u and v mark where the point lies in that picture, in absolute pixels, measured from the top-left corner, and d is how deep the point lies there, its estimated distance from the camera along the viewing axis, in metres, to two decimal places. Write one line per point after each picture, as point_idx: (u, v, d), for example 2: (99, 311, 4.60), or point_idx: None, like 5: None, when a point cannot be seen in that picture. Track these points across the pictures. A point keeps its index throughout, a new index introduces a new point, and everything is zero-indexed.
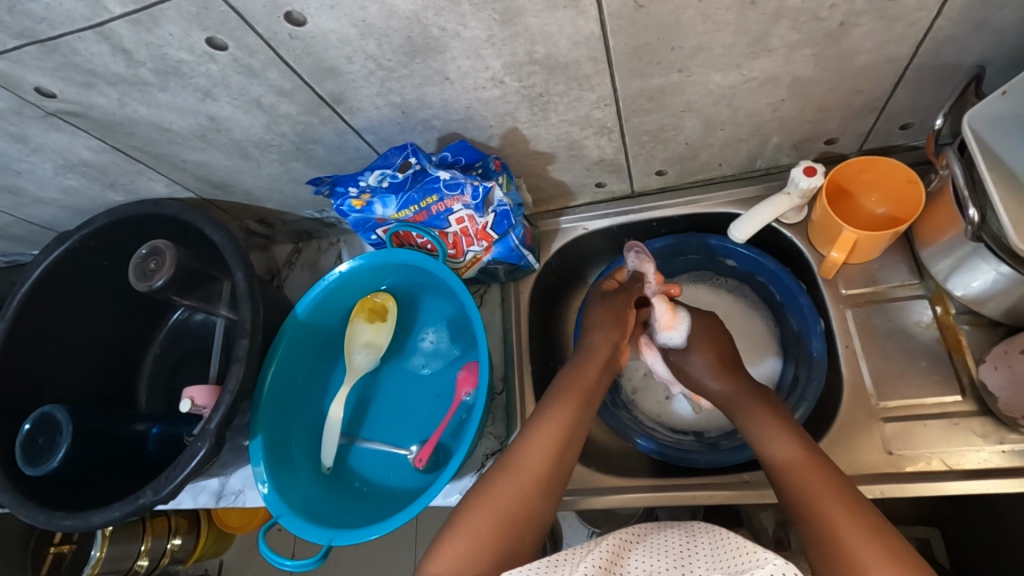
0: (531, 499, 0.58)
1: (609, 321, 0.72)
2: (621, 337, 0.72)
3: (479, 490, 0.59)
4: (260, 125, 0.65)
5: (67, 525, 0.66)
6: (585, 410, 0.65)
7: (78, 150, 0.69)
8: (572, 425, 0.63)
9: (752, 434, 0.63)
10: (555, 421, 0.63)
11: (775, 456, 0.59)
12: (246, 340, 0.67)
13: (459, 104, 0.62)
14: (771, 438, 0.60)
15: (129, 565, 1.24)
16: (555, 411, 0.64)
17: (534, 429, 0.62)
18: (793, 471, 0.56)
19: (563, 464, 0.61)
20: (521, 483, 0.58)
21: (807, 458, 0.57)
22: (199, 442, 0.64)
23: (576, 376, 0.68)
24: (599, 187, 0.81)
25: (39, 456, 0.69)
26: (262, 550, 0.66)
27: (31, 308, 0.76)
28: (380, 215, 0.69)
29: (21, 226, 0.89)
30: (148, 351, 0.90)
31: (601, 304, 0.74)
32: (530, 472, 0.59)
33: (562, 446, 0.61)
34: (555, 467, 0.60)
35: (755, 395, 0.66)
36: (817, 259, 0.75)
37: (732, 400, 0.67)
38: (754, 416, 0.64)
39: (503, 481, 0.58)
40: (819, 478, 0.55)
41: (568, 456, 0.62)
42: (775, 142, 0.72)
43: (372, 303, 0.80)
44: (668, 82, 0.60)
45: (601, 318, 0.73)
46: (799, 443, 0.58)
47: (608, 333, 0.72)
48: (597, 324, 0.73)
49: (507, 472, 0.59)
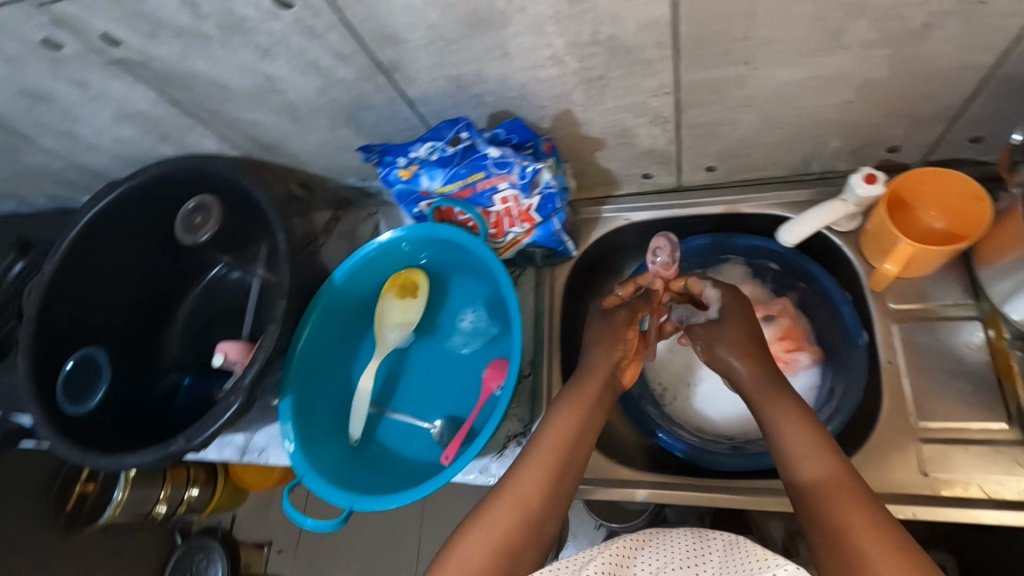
0: (532, 526, 0.56)
1: (604, 342, 0.66)
2: (621, 357, 0.66)
3: (477, 513, 0.57)
4: (315, 88, 0.64)
5: (101, 464, 0.68)
6: (593, 422, 0.62)
7: (136, 101, 0.70)
8: (570, 446, 0.60)
9: (806, 495, 0.52)
10: (562, 434, 0.61)
11: (842, 532, 0.48)
12: (283, 302, 0.69)
13: (514, 81, 0.61)
14: (837, 510, 0.49)
15: (148, 510, 1.31)
16: (563, 421, 0.62)
17: (532, 454, 0.60)
18: (866, 553, 0.46)
19: (559, 491, 0.58)
20: (521, 505, 0.56)
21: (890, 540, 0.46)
22: (231, 397, 0.66)
23: (574, 390, 0.64)
24: (645, 178, 0.80)
25: (80, 396, 0.75)
26: (284, 504, 0.66)
27: (77, 251, 0.79)
28: (426, 187, 0.69)
29: (74, 171, 0.90)
30: (181, 305, 0.91)
31: (600, 321, 0.68)
32: (529, 488, 0.57)
33: (559, 470, 0.59)
34: (551, 492, 0.58)
35: (816, 441, 0.54)
36: (866, 271, 0.72)
37: (774, 426, 0.57)
38: (813, 474, 0.52)
39: (499, 508, 0.57)
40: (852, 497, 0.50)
41: (576, 465, 0.60)
42: (834, 145, 0.70)
43: (404, 278, 0.80)
44: (732, 74, 0.58)
45: (598, 337, 0.67)
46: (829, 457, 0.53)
47: (606, 349, 0.66)
48: (595, 340, 0.67)
49: (503, 495, 0.57)
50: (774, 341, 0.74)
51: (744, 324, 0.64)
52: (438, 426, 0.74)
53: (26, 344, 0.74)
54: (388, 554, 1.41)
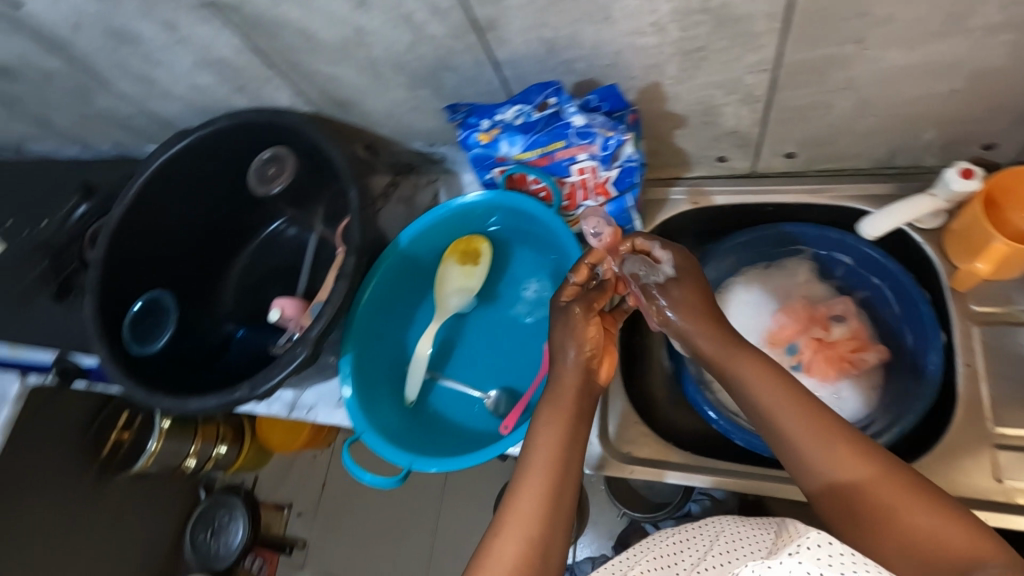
0: (543, 559, 0.52)
1: (571, 335, 0.62)
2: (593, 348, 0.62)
3: (487, 555, 0.52)
4: (403, 44, 0.64)
5: (166, 406, 0.69)
6: (579, 429, 0.59)
7: (220, 47, 0.70)
8: (561, 459, 0.56)
9: (806, 463, 0.51)
10: (550, 445, 0.57)
11: (859, 489, 0.49)
12: (352, 259, 0.69)
13: (609, 48, 0.60)
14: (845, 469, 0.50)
15: (178, 462, 1.32)
16: (546, 432, 0.58)
17: (524, 480, 0.55)
18: (889, 504, 0.47)
19: (560, 511, 0.54)
20: (526, 534, 0.53)
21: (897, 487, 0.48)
22: (298, 348, 0.66)
23: (553, 397, 0.60)
24: (719, 161, 0.78)
25: (147, 336, 0.78)
26: (343, 459, 0.66)
27: (147, 196, 0.79)
28: (503, 153, 0.68)
29: (143, 118, 0.91)
30: (238, 256, 0.92)
31: (560, 322, 0.64)
32: (532, 511, 0.54)
33: (557, 486, 0.55)
34: (554, 512, 0.54)
35: (801, 401, 0.53)
36: (946, 271, 0.69)
37: (754, 392, 0.55)
38: (813, 441, 0.51)
39: (505, 543, 0.52)
40: (855, 451, 0.50)
41: (571, 478, 0.56)
42: (926, 138, 0.67)
43: (466, 245, 0.79)
44: (840, 53, 0.56)
45: (563, 336, 0.63)
46: (815, 415, 0.52)
47: (573, 347, 0.62)
48: (563, 338, 0.63)
49: (508, 527, 0.53)
50: (842, 341, 0.73)
51: (702, 292, 0.62)
52: (492, 396, 0.74)
53: (93, 285, 0.75)
54: (409, 525, 1.42)
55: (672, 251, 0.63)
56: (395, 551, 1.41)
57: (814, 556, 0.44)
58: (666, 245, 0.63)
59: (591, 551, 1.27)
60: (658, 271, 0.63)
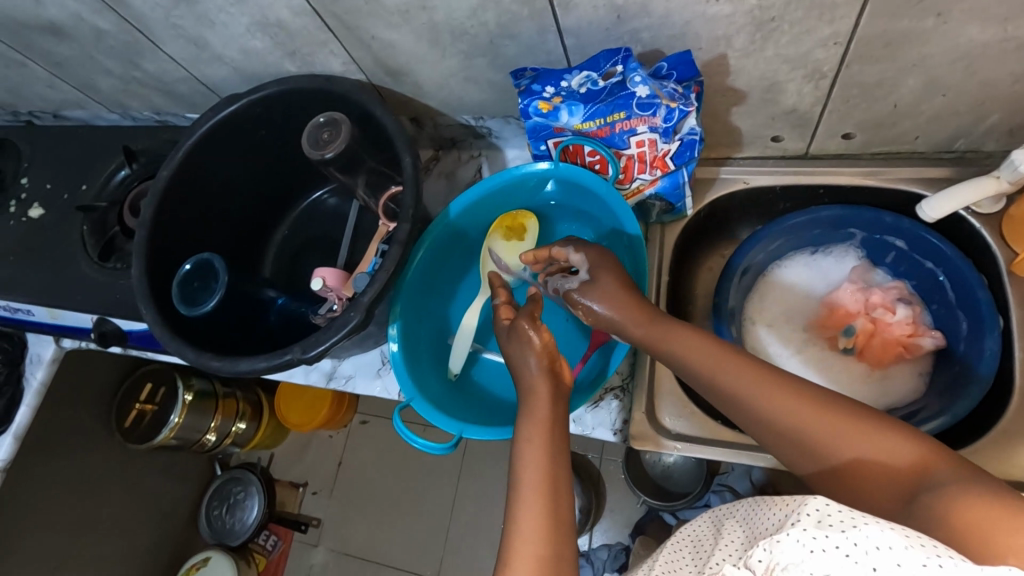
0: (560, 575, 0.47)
1: (523, 345, 0.61)
2: (549, 355, 0.61)
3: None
4: (467, 9, 0.63)
5: (214, 366, 0.69)
6: (558, 428, 0.56)
7: (278, 9, 0.69)
8: (551, 474, 0.52)
9: (770, 434, 0.50)
10: (533, 444, 0.54)
11: (818, 441, 0.48)
12: (407, 225, 0.68)
13: (679, 17, 0.59)
14: (797, 424, 0.49)
15: (198, 437, 1.32)
16: (528, 436, 0.55)
17: (521, 508, 0.50)
18: (848, 447, 0.46)
19: (564, 516, 0.50)
20: (536, 553, 0.47)
21: (848, 423, 0.47)
22: (352, 312, 0.65)
23: (529, 412, 0.57)
24: (772, 141, 0.77)
25: (193, 298, 0.75)
26: (395, 424, 0.65)
27: (194, 159, 0.79)
28: (563, 123, 0.67)
29: (188, 84, 0.91)
30: (278, 227, 0.94)
31: (510, 339, 0.63)
32: (536, 522, 0.49)
33: (551, 498, 0.50)
34: (556, 517, 0.49)
35: (745, 365, 0.53)
36: (1005, 256, 0.69)
37: (698, 366, 0.55)
38: (765, 404, 0.50)
39: (514, 558, 0.47)
40: (801, 401, 0.49)
41: (565, 476, 0.53)
42: (991, 121, 0.66)
43: (510, 220, 0.79)
44: (918, 27, 0.55)
45: (520, 351, 0.62)
46: (757, 376, 0.52)
47: (532, 357, 0.61)
48: (516, 354, 0.62)
49: (514, 543, 0.48)
50: (900, 325, 0.73)
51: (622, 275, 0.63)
52: None
53: (140, 245, 0.75)
54: (425, 505, 1.42)
55: (585, 249, 0.66)
56: (410, 532, 1.41)
57: (815, 521, 0.40)
58: (579, 248, 0.66)
59: (607, 538, 1.27)
60: (577, 277, 0.66)
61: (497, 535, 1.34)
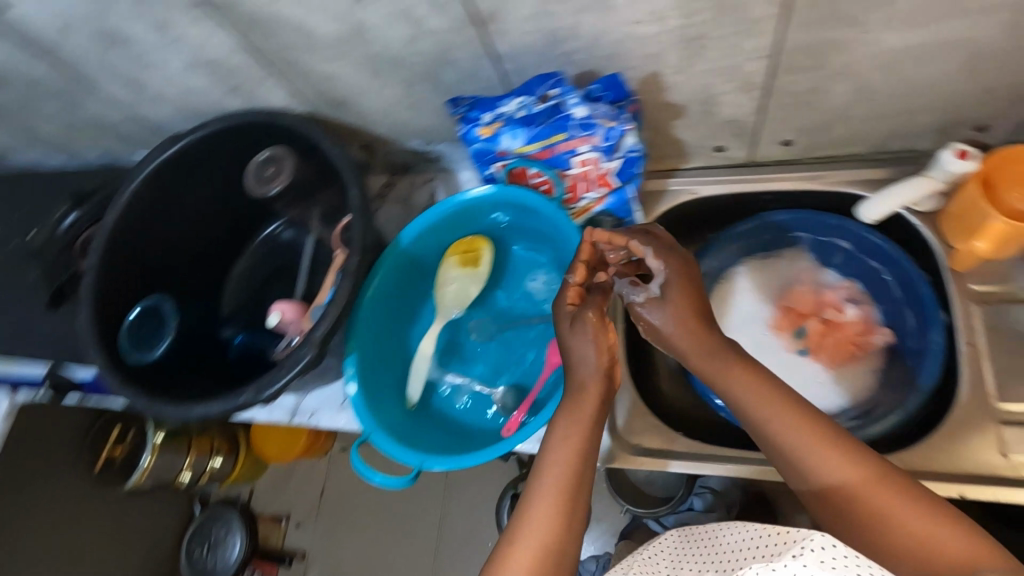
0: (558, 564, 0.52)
1: (583, 336, 0.61)
2: (607, 354, 0.61)
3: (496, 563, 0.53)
4: (402, 40, 0.63)
5: (168, 412, 0.68)
6: (596, 430, 0.59)
7: (214, 48, 0.69)
8: (574, 482, 0.55)
9: (802, 469, 0.51)
10: (564, 447, 0.57)
11: (854, 495, 0.49)
12: (356, 257, 0.67)
13: (610, 39, 0.60)
14: (835, 477, 0.50)
15: (171, 477, 1.26)
16: (558, 438, 0.58)
17: (534, 504, 0.54)
18: (882, 511, 0.48)
19: (575, 518, 0.54)
20: (542, 545, 0.52)
21: (888, 492, 0.48)
22: (303, 349, 0.65)
23: (572, 408, 0.60)
24: (717, 151, 0.78)
25: (145, 344, 0.77)
26: (353, 459, 0.65)
27: (141, 201, 0.78)
28: (505, 147, 0.69)
29: (133, 124, 0.89)
30: (236, 263, 0.91)
31: (569, 330, 0.63)
32: (548, 520, 0.53)
33: (568, 505, 0.54)
34: (567, 517, 0.54)
35: (758, 385, 0.55)
36: (945, 252, 0.70)
37: (743, 402, 0.55)
38: (797, 444, 0.52)
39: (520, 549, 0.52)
40: (850, 459, 0.50)
41: (586, 483, 0.56)
42: (921, 121, 0.68)
43: (465, 246, 0.78)
44: (837, 38, 0.57)
45: (579, 343, 0.61)
46: (807, 421, 0.52)
47: (591, 352, 0.61)
48: (574, 346, 0.62)
49: (520, 539, 0.53)
50: (851, 324, 0.75)
51: (693, 290, 0.60)
52: (500, 392, 0.74)
53: (88, 292, 0.73)
54: (412, 528, 1.40)
55: (666, 259, 0.61)
56: (398, 557, 1.39)
57: (817, 558, 0.44)
58: (659, 253, 0.61)
59: (595, 549, 1.27)
60: (648, 288, 0.62)
61: (487, 552, 1.33)
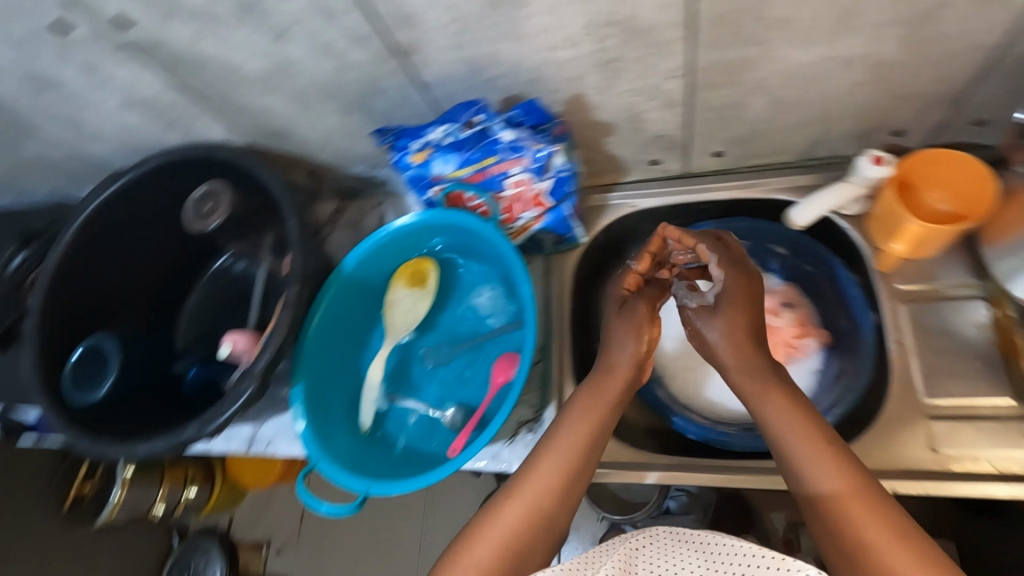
0: (547, 519, 0.57)
1: (629, 332, 0.65)
2: (645, 351, 0.64)
3: (488, 511, 0.59)
4: (328, 72, 0.64)
5: (113, 452, 0.68)
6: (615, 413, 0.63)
7: (145, 87, 0.69)
8: (578, 463, 0.59)
9: (800, 471, 0.53)
10: (578, 425, 0.61)
11: (840, 508, 0.50)
12: (295, 287, 0.68)
13: (529, 65, 0.61)
14: (827, 489, 0.51)
15: (146, 511, 1.22)
16: (580, 414, 0.62)
17: (537, 467, 0.59)
18: (860, 527, 0.49)
19: (573, 488, 0.59)
20: (534, 504, 0.58)
21: (870, 514, 0.49)
22: (244, 383, 0.65)
23: (597, 387, 0.63)
24: (653, 164, 0.80)
25: (88, 385, 0.76)
26: (298, 489, 0.65)
27: (83, 240, 0.78)
28: (437, 172, 0.69)
29: (77, 162, 0.89)
30: (187, 298, 0.91)
31: (621, 319, 0.66)
32: (543, 484, 0.58)
33: (568, 481, 0.59)
34: (565, 487, 0.58)
35: (782, 398, 0.57)
36: (873, 253, 0.73)
37: (765, 405, 0.57)
38: (800, 449, 0.53)
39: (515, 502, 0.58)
40: (850, 472, 0.51)
41: (591, 460, 0.60)
42: (840, 129, 0.71)
43: (411, 268, 0.80)
44: (745, 56, 0.59)
45: (623, 332, 0.65)
46: (819, 428, 0.54)
47: (631, 345, 0.64)
48: (619, 337, 0.65)
49: (514, 497, 0.58)
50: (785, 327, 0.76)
51: (749, 299, 0.62)
52: (449, 413, 0.75)
53: (30, 334, 0.73)
54: (391, 548, 1.40)
55: (727, 269, 0.63)
56: None
57: None
58: (722, 263, 0.63)
59: None
60: (704, 296, 0.66)
61: None
